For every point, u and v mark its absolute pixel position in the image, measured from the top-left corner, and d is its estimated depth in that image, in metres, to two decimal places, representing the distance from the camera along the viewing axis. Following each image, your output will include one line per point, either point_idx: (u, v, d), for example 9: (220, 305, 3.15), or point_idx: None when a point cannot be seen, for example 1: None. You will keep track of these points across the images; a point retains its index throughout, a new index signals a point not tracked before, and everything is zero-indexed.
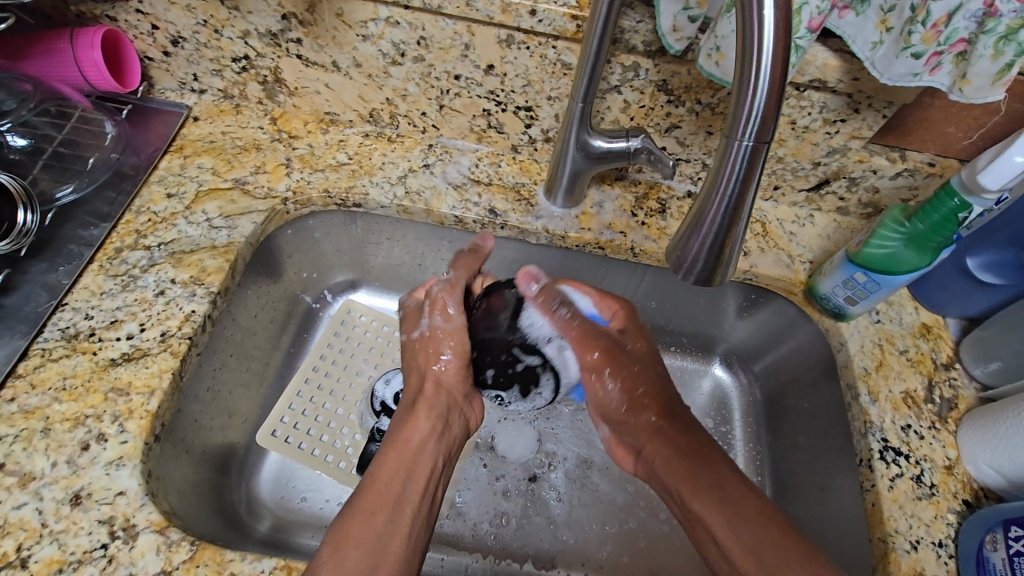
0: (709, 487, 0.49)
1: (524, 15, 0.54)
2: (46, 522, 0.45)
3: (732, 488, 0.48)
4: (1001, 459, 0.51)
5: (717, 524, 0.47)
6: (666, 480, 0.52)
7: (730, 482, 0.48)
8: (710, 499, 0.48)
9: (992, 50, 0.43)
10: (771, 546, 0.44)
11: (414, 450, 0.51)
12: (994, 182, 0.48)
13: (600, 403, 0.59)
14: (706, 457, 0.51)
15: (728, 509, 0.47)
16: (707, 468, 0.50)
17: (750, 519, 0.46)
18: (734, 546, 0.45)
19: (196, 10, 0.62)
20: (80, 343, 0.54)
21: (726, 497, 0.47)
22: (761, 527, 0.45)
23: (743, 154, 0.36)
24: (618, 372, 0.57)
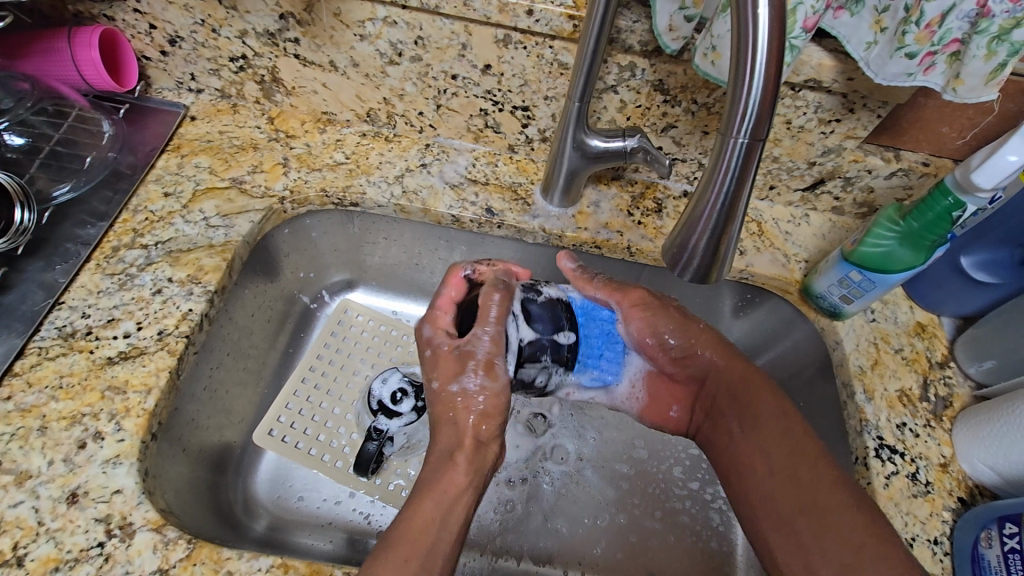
0: (783, 453, 0.51)
1: (521, 15, 0.55)
2: (43, 521, 0.45)
3: (818, 467, 0.49)
4: (995, 457, 0.52)
5: (764, 480, 0.51)
6: (735, 434, 0.55)
7: (823, 469, 0.49)
8: (798, 497, 0.49)
9: (985, 50, 0.43)
10: (841, 516, 0.46)
11: (440, 515, 0.46)
12: (988, 181, 0.49)
13: (674, 362, 0.59)
14: (784, 424, 0.52)
15: (794, 479, 0.49)
16: (763, 430, 0.53)
17: (829, 503, 0.47)
18: (784, 509, 0.49)
19: (194, 10, 0.62)
20: (77, 342, 0.54)
21: (802, 478, 0.49)
22: (840, 513, 0.46)
23: (739, 151, 0.36)
24: (704, 336, 0.59)
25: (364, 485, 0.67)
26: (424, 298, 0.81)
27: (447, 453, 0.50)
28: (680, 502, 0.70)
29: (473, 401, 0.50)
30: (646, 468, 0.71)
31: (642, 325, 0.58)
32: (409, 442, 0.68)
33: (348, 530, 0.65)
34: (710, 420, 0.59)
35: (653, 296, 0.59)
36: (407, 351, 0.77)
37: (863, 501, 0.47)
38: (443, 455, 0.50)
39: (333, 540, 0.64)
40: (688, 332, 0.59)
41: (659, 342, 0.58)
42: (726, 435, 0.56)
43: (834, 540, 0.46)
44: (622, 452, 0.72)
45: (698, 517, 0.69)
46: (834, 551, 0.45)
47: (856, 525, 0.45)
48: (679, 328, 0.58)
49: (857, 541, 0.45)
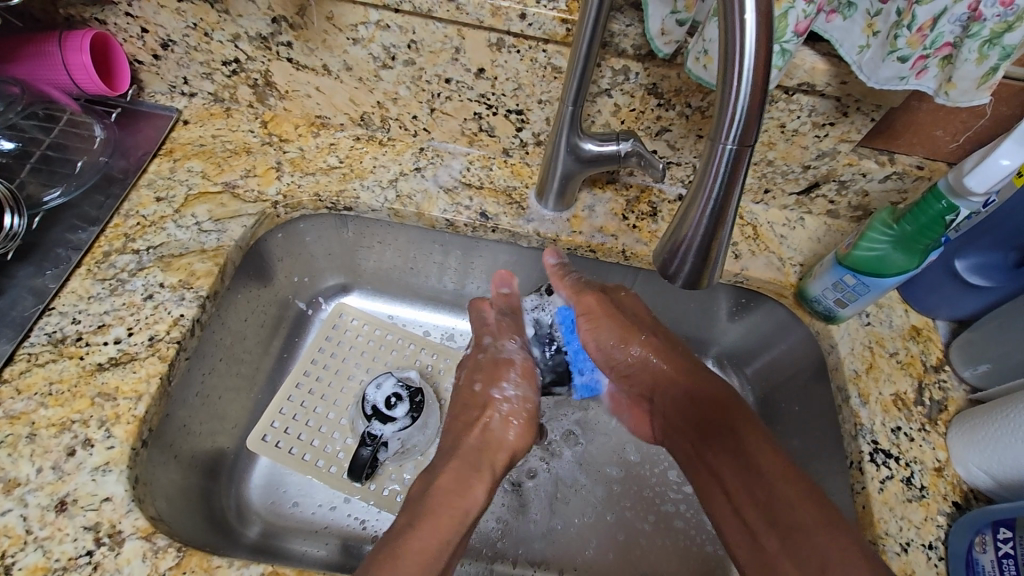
0: (736, 475, 0.51)
1: (514, 19, 0.55)
2: (31, 529, 0.45)
3: (777, 487, 0.48)
4: (990, 461, 0.52)
5: (723, 502, 0.51)
6: (692, 454, 0.56)
7: (783, 490, 0.48)
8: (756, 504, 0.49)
9: (977, 54, 0.43)
10: (803, 535, 0.45)
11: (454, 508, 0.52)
12: (980, 184, 0.49)
13: (626, 374, 0.64)
14: (735, 445, 0.52)
15: (756, 497, 0.49)
16: (717, 450, 0.53)
17: (791, 521, 0.46)
18: (745, 529, 0.49)
19: (186, 13, 0.61)
20: (67, 348, 0.53)
21: (761, 498, 0.49)
22: (802, 532, 0.45)
23: (728, 157, 0.36)
24: (647, 345, 0.61)
25: (359, 491, 0.67)
26: (419, 302, 0.81)
27: (473, 458, 0.57)
28: (674, 506, 0.70)
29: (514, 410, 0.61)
30: (641, 473, 0.71)
31: (603, 334, 0.62)
32: (403, 448, 0.68)
33: (343, 536, 0.65)
34: (665, 438, 0.60)
35: (602, 301, 0.62)
36: (402, 355, 0.76)
37: (827, 517, 0.46)
38: (466, 465, 0.56)
39: (327, 546, 0.64)
40: (626, 343, 0.61)
41: (621, 359, 0.63)
42: (683, 454, 0.57)
43: (793, 558, 0.45)
44: (617, 457, 0.72)
45: (692, 522, 0.69)
46: (796, 571, 0.45)
47: (820, 543, 0.44)
48: (619, 339, 0.62)
49: (817, 560, 0.44)
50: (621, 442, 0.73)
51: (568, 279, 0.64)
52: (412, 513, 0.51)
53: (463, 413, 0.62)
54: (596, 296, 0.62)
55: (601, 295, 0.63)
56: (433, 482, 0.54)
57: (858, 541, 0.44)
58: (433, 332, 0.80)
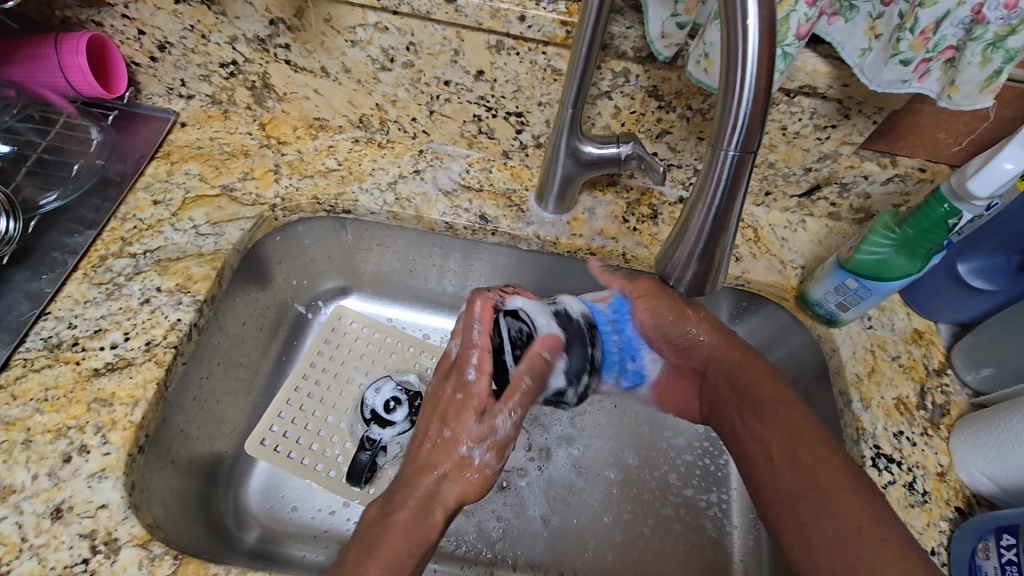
0: (781, 442, 0.51)
1: (513, 21, 0.54)
2: (26, 537, 0.45)
3: (817, 453, 0.49)
4: (992, 466, 0.51)
5: (759, 467, 0.52)
6: (738, 425, 0.56)
7: (820, 455, 0.49)
8: (792, 470, 0.49)
9: (980, 57, 0.43)
10: (838, 497, 0.46)
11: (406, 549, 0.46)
12: (983, 189, 0.48)
13: (678, 351, 0.62)
14: (779, 412, 0.53)
15: (792, 463, 0.50)
16: (763, 418, 0.53)
17: (826, 484, 0.47)
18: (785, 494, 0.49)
19: (183, 15, 0.61)
20: (63, 353, 0.53)
21: (801, 464, 0.49)
22: (837, 496, 0.46)
23: (730, 163, 0.36)
24: (701, 322, 0.60)
25: (359, 496, 0.67)
26: (418, 305, 0.80)
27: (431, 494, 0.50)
28: (675, 511, 0.69)
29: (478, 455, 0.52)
30: (641, 477, 0.71)
31: (653, 316, 0.61)
32: (403, 452, 0.67)
33: (341, 541, 0.65)
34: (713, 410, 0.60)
35: (658, 284, 0.61)
36: (401, 358, 0.76)
37: (860, 482, 0.46)
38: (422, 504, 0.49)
39: (326, 551, 0.63)
40: (682, 322, 0.60)
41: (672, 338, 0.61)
42: (731, 427, 0.57)
43: (827, 523, 0.46)
44: (617, 460, 0.71)
45: (691, 526, 0.68)
46: (831, 532, 0.45)
47: (854, 505, 0.45)
48: (675, 317, 0.60)
49: (853, 523, 0.44)
50: (621, 446, 0.72)
51: (618, 272, 0.62)
52: (365, 545, 0.46)
53: (427, 415, 0.54)
54: (654, 280, 0.62)
55: (654, 281, 0.62)
56: (390, 513, 0.49)
57: (887, 506, 0.45)
58: (433, 335, 0.79)
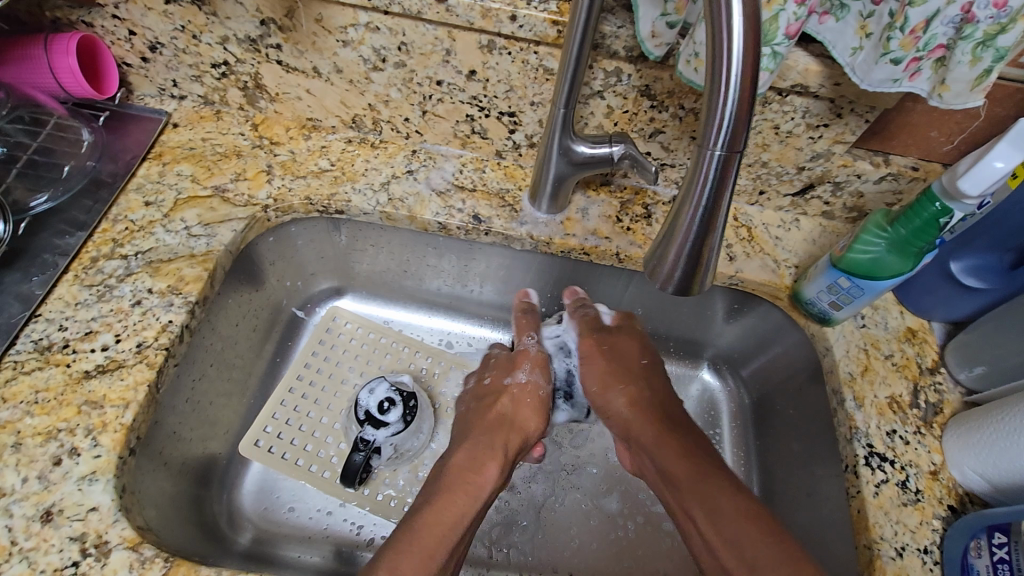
0: (694, 487, 0.53)
1: (504, 20, 0.54)
2: (16, 540, 0.44)
3: (721, 496, 0.51)
4: (986, 464, 0.51)
5: (726, 496, 0.51)
6: (661, 491, 0.57)
7: (729, 498, 0.51)
8: (712, 504, 0.51)
9: (970, 56, 0.43)
10: (730, 517, 0.49)
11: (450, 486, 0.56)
12: (974, 188, 0.48)
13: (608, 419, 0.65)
14: (697, 472, 0.54)
15: (714, 506, 0.51)
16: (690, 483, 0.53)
17: (748, 539, 0.48)
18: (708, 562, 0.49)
19: (174, 16, 0.61)
20: (53, 355, 0.53)
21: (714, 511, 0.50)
22: (731, 511, 0.50)
23: (716, 163, 0.36)
24: (623, 388, 0.64)
25: (353, 497, 0.66)
26: (414, 305, 0.80)
27: (494, 428, 0.62)
28: (665, 509, 0.69)
29: (525, 388, 0.66)
30: (633, 476, 0.70)
31: (588, 374, 0.67)
32: (397, 452, 0.67)
33: (336, 543, 0.64)
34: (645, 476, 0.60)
35: (598, 343, 0.68)
36: (397, 359, 0.76)
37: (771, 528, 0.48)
38: (491, 425, 0.62)
39: (321, 553, 0.63)
40: (608, 391, 0.65)
41: (610, 396, 0.65)
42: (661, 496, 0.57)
43: (734, 555, 0.47)
44: (607, 460, 0.71)
45: None
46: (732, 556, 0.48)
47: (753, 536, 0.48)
48: (601, 384, 0.66)
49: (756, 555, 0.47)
50: (610, 446, 0.72)
51: (574, 297, 0.72)
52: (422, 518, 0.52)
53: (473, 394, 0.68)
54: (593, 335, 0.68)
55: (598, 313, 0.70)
56: (448, 462, 0.59)
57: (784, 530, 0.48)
58: (429, 337, 0.79)
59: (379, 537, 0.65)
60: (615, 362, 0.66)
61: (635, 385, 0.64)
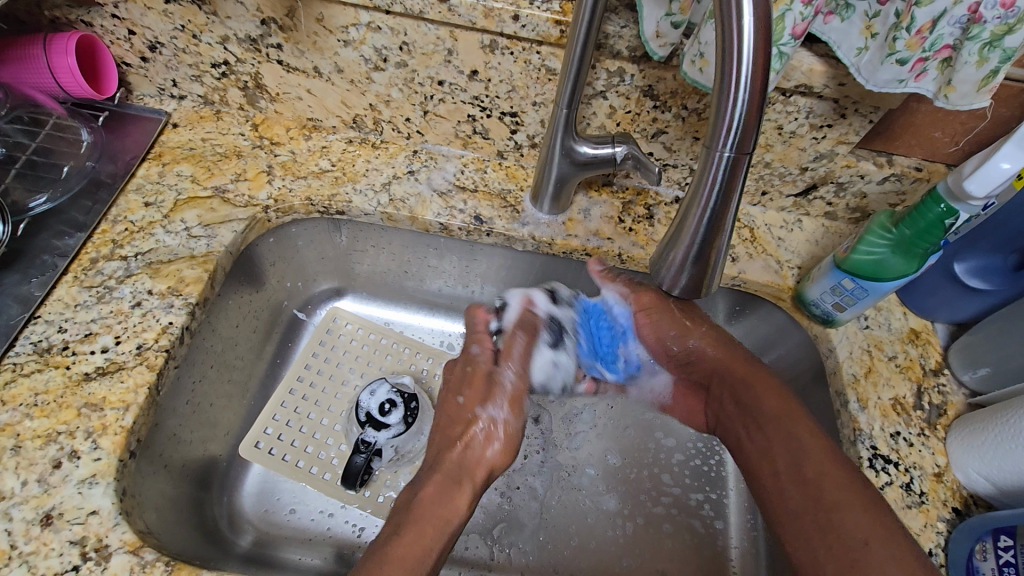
0: (785, 442, 0.52)
1: (507, 20, 0.53)
2: (16, 544, 0.44)
3: (822, 466, 0.49)
4: (990, 466, 0.51)
5: (825, 464, 0.49)
6: (743, 436, 0.57)
7: (830, 467, 0.49)
8: (798, 465, 0.50)
9: (977, 57, 0.43)
10: (829, 487, 0.48)
11: (426, 509, 0.52)
12: (980, 189, 0.48)
13: (682, 364, 0.64)
14: (786, 428, 0.53)
15: (806, 476, 0.49)
16: (775, 433, 0.53)
17: (841, 516, 0.46)
18: (785, 512, 0.50)
19: (173, 15, 0.60)
20: (53, 357, 0.52)
21: (807, 478, 0.49)
22: (832, 484, 0.48)
23: (725, 164, 0.35)
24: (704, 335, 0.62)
25: (355, 499, 0.66)
26: (415, 306, 0.80)
27: (458, 470, 0.56)
28: (666, 510, 0.69)
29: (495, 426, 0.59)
30: (634, 478, 0.70)
31: (655, 327, 0.63)
32: (398, 454, 0.66)
33: (338, 545, 0.64)
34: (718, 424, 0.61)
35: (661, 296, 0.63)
36: (398, 360, 0.76)
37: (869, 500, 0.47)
38: (448, 478, 0.55)
39: (322, 555, 0.63)
40: (685, 335, 0.63)
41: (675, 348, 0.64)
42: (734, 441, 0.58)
43: (835, 535, 0.46)
44: (608, 460, 0.71)
45: (683, 525, 0.68)
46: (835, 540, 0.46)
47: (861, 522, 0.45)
48: (680, 329, 0.63)
49: (861, 537, 0.45)
50: (610, 447, 0.72)
51: (618, 279, 0.63)
52: (395, 522, 0.51)
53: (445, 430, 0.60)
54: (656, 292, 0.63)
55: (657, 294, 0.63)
56: (419, 490, 0.54)
57: (895, 520, 0.45)
58: (429, 338, 0.79)
59: None
60: (686, 312, 0.64)
61: (712, 329, 0.63)
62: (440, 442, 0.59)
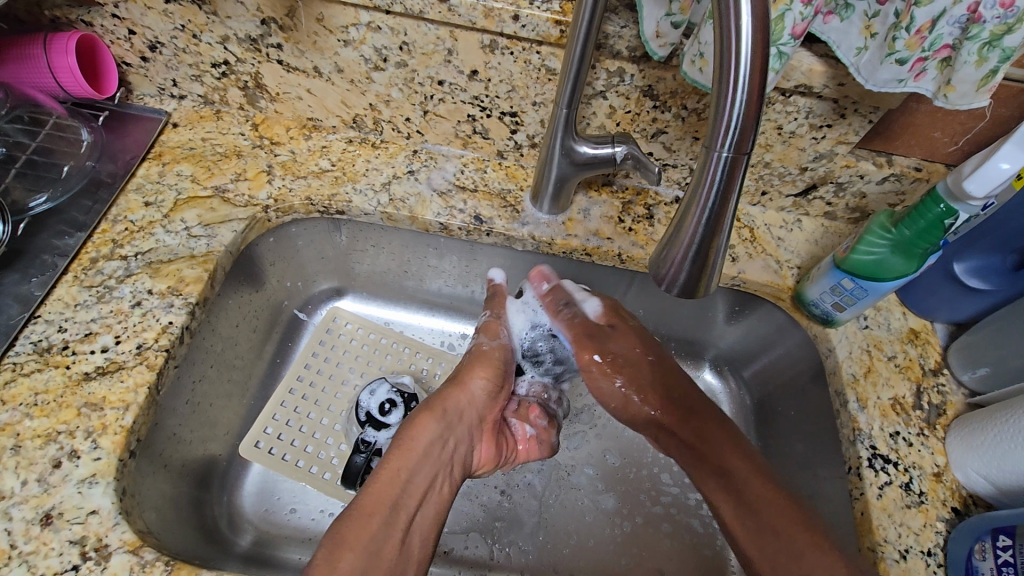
0: (729, 493, 0.56)
1: (507, 20, 0.53)
2: (15, 544, 0.44)
3: (765, 512, 0.53)
4: (990, 466, 0.51)
5: (767, 511, 0.53)
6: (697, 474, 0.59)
7: (774, 512, 0.53)
8: (743, 509, 0.54)
9: (976, 57, 0.43)
10: (775, 531, 0.52)
11: (426, 455, 0.57)
12: (979, 189, 0.48)
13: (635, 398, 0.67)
14: (727, 476, 0.56)
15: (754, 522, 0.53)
16: (711, 484, 0.57)
17: (787, 560, 0.50)
18: (742, 558, 0.54)
19: (173, 15, 0.60)
20: (53, 356, 0.52)
21: (753, 523, 0.53)
22: (778, 528, 0.52)
23: (723, 164, 0.35)
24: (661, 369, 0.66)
25: (355, 499, 0.66)
26: (415, 306, 0.80)
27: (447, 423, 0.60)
28: (665, 510, 0.69)
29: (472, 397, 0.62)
30: (634, 477, 0.70)
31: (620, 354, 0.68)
32: None
33: None
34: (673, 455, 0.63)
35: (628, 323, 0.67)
36: (397, 360, 0.76)
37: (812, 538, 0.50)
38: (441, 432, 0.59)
39: None
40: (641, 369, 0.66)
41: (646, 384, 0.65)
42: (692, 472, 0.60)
43: None
44: (608, 460, 0.71)
45: (682, 525, 0.68)
46: None
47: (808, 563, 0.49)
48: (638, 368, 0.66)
49: None
50: (609, 447, 0.72)
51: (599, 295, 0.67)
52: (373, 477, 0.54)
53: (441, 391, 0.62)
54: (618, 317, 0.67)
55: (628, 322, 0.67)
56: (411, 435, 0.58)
57: (840, 556, 0.48)
58: (429, 337, 0.79)
59: None
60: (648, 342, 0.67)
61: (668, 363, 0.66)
62: (429, 401, 0.61)
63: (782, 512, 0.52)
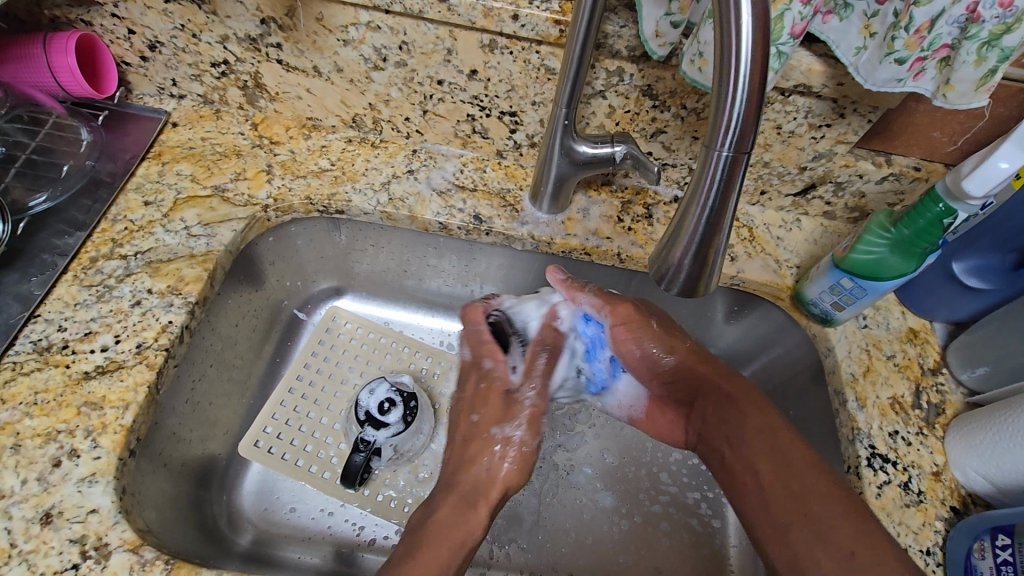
0: (768, 457, 0.52)
1: (506, 20, 0.54)
2: (15, 543, 0.44)
3: (807, 479, 0.49)
4: (989, 465, 0.51)
5: (807, 476, 0.49)
6: (725, 453, 0.56)
7: (815, 479, 0.48)
8: (783, 476, 0.50)
9: (975, 56, 0.43)
10: (816, 498, 0.47)
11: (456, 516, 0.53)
12: (979, 189, 0.48)
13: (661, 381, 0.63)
14: (763, 443, 0.53)
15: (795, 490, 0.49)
16: (749, 449, 0.53)
17: (831, 527, 0.46)
18: (774, 527, 0.49)
19: (173, 14, 0.60)
20: (53, 356, 0.52)
21: (794, 489, 0.49)
22: (818, 493, 0.48)
23: (723, 163, 0.35)
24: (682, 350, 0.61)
25: (354, 498, 0.66)
26: (414, 305, 0.80)
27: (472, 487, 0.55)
28: (664, 509, 0.69)
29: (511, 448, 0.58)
30: (633, 476, 0.70)
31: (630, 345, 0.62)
32: (397, 453, 0.66)
33: (337, 543, 0.64)
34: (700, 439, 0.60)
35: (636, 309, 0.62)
36: (397, 359, 0.76)
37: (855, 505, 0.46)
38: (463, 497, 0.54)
39: (321, 554, 0.63)
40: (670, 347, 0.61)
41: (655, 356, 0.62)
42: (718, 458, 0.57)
43: (823, 548, 0.45)
44: (607, 459, 0.71)
45: (681, 524, 0.68)
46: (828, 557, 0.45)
47: (852, 529, 0.45)
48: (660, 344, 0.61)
49: (849, 548, 0.44)
50: (608, 446, 0.72)
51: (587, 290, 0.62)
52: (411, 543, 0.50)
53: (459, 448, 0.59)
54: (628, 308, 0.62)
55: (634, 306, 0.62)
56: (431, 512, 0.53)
57: (877, 523, 0.45)
58: (429, 337, 0.79)
59: (379, 538, 0.65)
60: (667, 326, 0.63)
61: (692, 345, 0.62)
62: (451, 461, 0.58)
63: (824, 480, 0.48)
